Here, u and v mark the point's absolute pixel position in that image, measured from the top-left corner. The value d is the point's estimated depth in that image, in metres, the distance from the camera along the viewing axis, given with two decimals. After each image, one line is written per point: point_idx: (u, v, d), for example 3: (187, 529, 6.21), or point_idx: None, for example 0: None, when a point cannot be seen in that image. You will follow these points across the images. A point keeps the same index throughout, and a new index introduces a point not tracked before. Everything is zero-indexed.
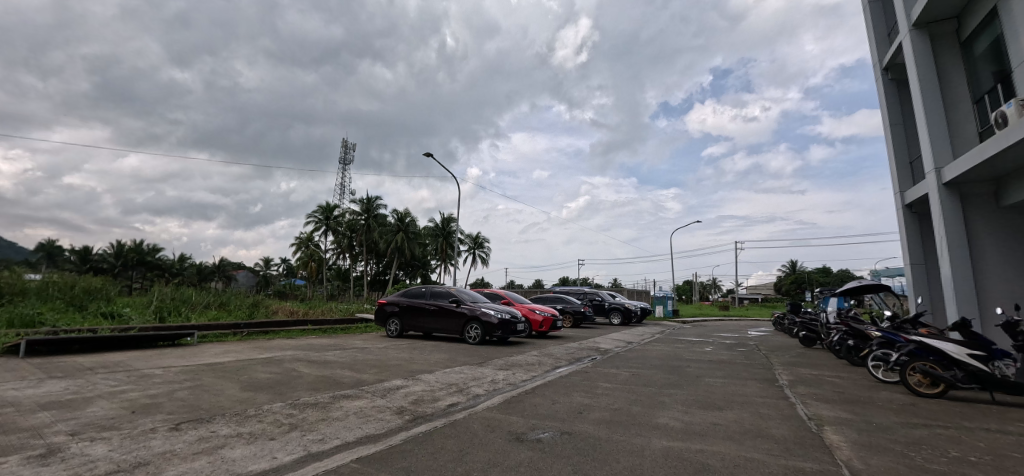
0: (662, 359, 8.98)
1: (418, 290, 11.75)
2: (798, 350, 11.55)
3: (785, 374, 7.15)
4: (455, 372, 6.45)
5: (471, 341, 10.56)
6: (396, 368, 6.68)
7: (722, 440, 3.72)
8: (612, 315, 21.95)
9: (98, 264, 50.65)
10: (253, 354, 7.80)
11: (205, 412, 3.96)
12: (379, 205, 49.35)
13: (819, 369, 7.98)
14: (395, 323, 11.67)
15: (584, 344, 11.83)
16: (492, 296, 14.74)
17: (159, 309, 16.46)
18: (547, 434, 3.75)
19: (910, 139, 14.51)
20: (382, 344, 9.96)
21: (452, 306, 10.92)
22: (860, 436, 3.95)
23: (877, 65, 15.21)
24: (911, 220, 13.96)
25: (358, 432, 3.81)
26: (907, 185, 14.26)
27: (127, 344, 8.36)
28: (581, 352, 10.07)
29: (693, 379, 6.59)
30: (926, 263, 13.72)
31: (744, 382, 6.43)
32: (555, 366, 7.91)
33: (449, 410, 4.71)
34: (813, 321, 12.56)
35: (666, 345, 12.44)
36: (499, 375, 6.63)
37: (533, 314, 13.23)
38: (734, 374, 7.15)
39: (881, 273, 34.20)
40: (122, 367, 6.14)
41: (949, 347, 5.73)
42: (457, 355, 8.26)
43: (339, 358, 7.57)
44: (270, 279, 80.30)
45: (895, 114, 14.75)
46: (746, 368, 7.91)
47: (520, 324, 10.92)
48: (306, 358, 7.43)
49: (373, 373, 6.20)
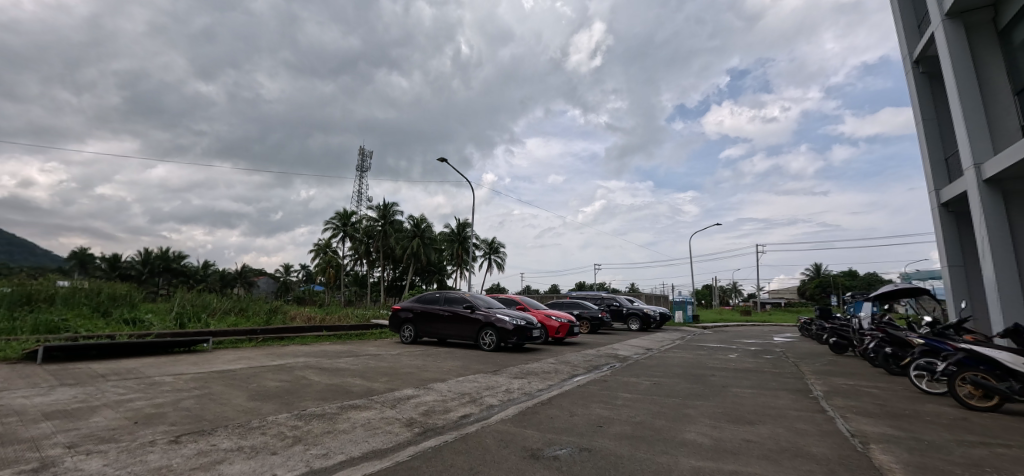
0: (685, 367, 8.59)
1: (432, 296, 11.60)
2: (829, 358, 10.98)
3: (819, 385, 6.70)
4: (468, 381, 6.23)
5: (486, 348, 10.33)
6: (408, 375, 6.51)
7: (757, 459, 3.40)
8: (630, 321, 21.46)
9: (127, 271, 52.30)
10: (266, 361, 7.73)
11: (208, 424, 3.83)
12: (395, 211, 49.79)
13: (856, 379, 7.48)
14: (410, 329, 11.55)
15: (602, 351, 11.48)
16: (508, 301, 14.51)
17: (179, 314, 16.68)
18: (564, 451, 3.48)
19: (944, 135, 13.78)
20: (396, 350, 9.81)
21: (467, 312, 10.73)
22: (911, 456, 3.57)
23: (906, 58, 14.54)
24: (948, 220, 13.21)
25: (364, 447, 3.61)
26: (943, 183, 13.52)
27: (143, 351, 8.38)
28: (599, 360, 9.74)
29: (720, 389, 6.22)
30: (965, 265, 12.92)
31: (775, 393, 6.03)
32: (572, 374, 7.62)
33: (461, 422, 4.49)
34: (844, 327, 11.95)
35: (688, 352, 11.98)
36: (514, 383, 6.38)
37: (550, 320, 12.94)
38: (764, 384, 6.74)
39: (913, 276, 32.78)
40: (134, 375, 6.11)
41: (1003, 357, 5.23)
42: (471, 363, 8.04)
43: (351, 365, 7.43)
44: (290, 286, 81.68)
45: (928, 108, 14.03)
46: (776, 378, 7.47)
47: (536, 330, 10.65)
48: (317, 365, 7.31)
49: (384, 381, 6.02)
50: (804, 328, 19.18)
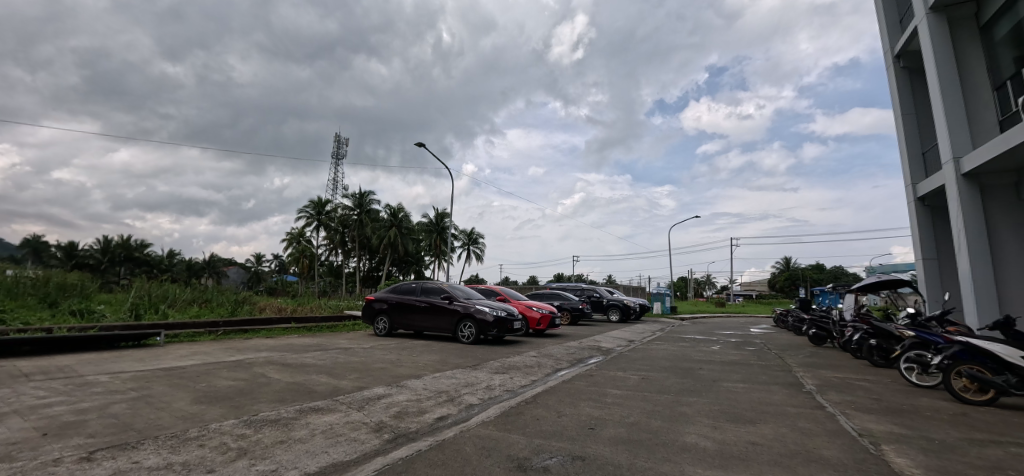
0: (671, 360, 8.32)
1: (408, 286, 11.02)
2: (810, 350, 10.97)
3: (809, 378, 6.51)
4: (446, 378, 5.74)
5: (465, 340, 9.87)
6: (379, 372, 5.98)
7: (768, 466, 3.05)
8: (610, 312, 21.38)
9: (84, 260, 49.32)
10: (223, 356, 7.04)
11: (136, 435, 3.24)
12: (371, 200, 48.45)
13: (842, 371, 7.36)
14: (384, 321, 10.97)
15: (584, 343, 11.16)
16: (487, 292, 14.06)
17: (135, 305, 15.49)
18: (555, 461, 3.05)
19: (922, 130, 13.94)
20: (369, 344, 9.23)
21: (444, 303, 10.20)
22: (929, 458, 3.29)
23: (888, 52, 14.63)
24: (924, 214, 13.41)
25: (322, 459, 3.09)
26: (919, 177, 13.70)
27: (82, 346, 7.53)
28: (583, 353, 9.41)
29: (711, 384, 5.93)
30: (938, 258, 13.17)
31: (768, 387, 5.77)
32: (556, 368, 7.23)
33: (437, 426, 4.00)
34: (823, 318, 11.99)
35: (671, 344, 11.81)
36: (494, 379, 5.92)
37: (531, 311, 12.56)
38: (755, 378, 6.49)
39: (877, 270, 33.85)
40: (64, 374, 5.36)
41: (999, 349, 5.10)
42: (450, 357, 7.55)
43: (317, 361, 6.83)
44: (262, 276, 79.07)
45: (907, 103, 14.16)
46: (764, 370, 7.27)
47: (517, 322, 10.22)
48: (280, 361, 6.67)
49: (353, 379, 5.47)
50: (779, 320, 19.44)
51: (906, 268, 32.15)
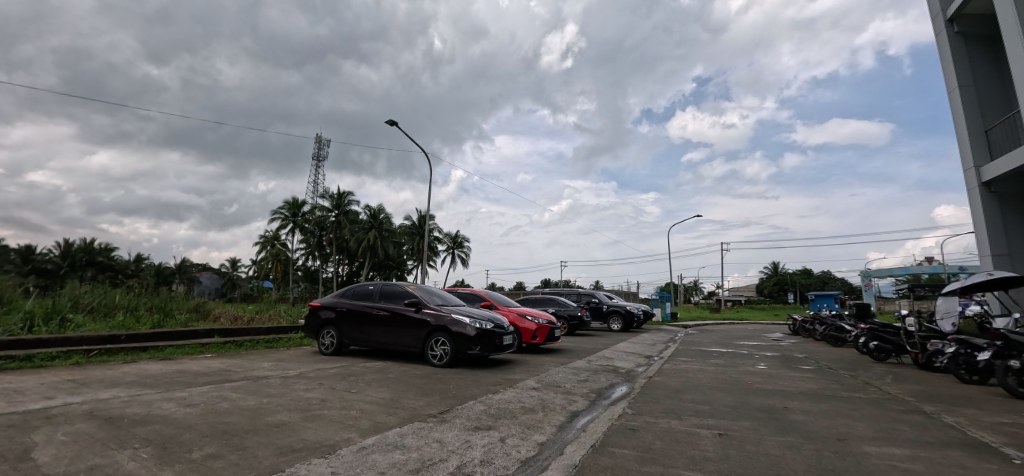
0: (730, 392, 5.83)
1: (365, 289, 8.35)
2: (880, 368, 8.64)
3: (985, 433, 4.03)
4: (384, 453, 3.08)
5: (436, 362, 7.26)
6: (266, 438, 3.29)
7: None
8: (612, 320, 18.91)
9: (41, 265, 44.96)
10: (29, 400, 4.25)
11: None
12: (350, 201, 45.85)
13: (996, 411, 4.93)
14: (332, 335, 8.32)
15: (594, 363, 8.61)
16: (471, 296, 11.45)
17: (30, 315, 12.26)
18: None
19: (983, 105, 11.87)
20: (300, 369, 6.50)
21: (410, 311, 7.57)
22: None
23: (939, 17, 12.55)
24: (990, 203, 11.30)
25: None
26: (983, 158, 11.59)
27: None
28: (600, 378, 6.91)
29: (852, 454, 3.40)
30: (1010, 254, 11.07)
31: (958, 462, 3.28)
32: (572, 412, 4.65)
33: None
34: (887, 329, 9.64)
35: (702, 362, 9.34)
36: (474, 450, 3.30)
37: (523, 322, 10.01)
38: (898, 433, 4.00)
39: (870, 275, 32.54)
40: None
41: None
42: (408, 395, 4.91)
43: (178, 408, 4.09)
44: (238, 283, 74.99)
45: (965, 72, 12.04)
46: (884, 412, 4.81)
47: (507, 337, 7.62)
48: (111, 411, 3.92)
49: (196, 462, 2.79)
50: (802, 329, 17.16)
51: (901, 271, 31.09)
